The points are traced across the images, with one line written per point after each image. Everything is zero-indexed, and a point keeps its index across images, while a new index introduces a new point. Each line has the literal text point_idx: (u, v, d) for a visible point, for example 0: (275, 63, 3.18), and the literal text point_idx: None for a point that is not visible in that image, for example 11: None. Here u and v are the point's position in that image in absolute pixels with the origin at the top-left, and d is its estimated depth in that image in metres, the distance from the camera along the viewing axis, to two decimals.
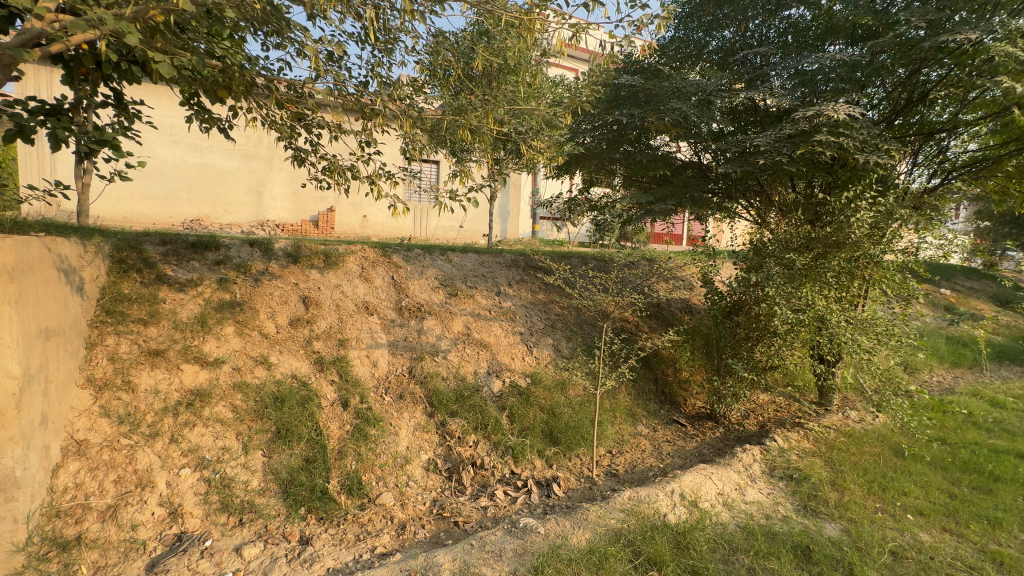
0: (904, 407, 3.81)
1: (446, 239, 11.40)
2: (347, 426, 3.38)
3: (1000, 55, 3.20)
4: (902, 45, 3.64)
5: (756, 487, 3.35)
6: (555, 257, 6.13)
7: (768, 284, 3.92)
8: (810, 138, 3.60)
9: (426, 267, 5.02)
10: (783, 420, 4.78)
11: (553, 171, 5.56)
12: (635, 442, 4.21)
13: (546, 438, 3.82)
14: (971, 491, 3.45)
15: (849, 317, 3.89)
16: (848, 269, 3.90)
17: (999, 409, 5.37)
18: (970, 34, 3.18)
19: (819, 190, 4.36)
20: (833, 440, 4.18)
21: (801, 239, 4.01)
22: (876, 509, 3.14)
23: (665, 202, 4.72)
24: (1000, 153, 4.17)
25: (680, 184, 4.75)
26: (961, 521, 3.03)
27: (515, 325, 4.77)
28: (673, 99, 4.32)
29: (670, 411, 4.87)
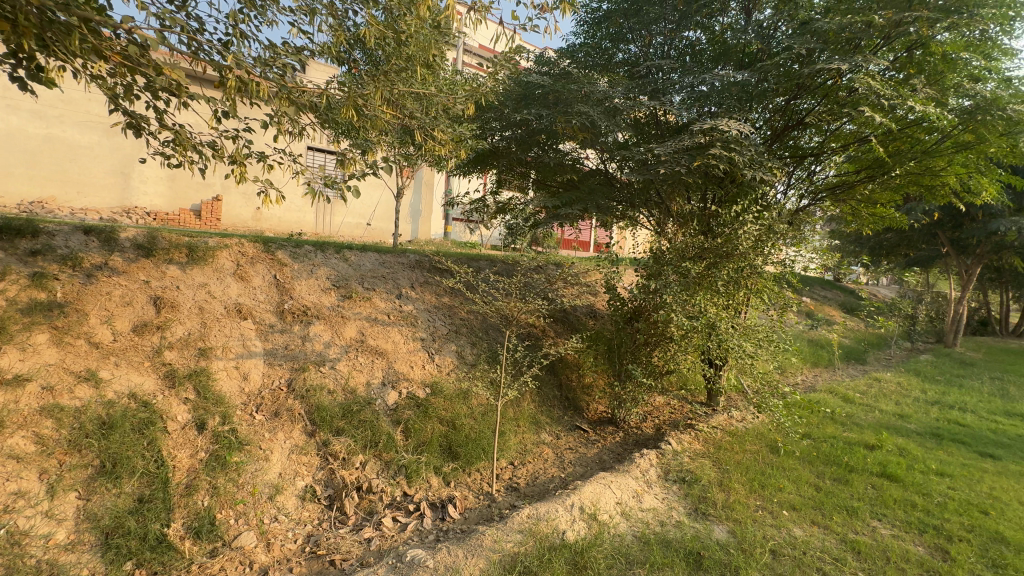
0: (780, 408, 4.12)
1: (352, 236, 10.70)
2: (200, 453, 2.85)
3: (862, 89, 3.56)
4: (783, 72, 3.95)
5: (652, 492, 3.38)
6: (462, 259, 5.91)
7: (665, 291, 4.04)
8: (706, 151, 3.77)
9: (316, 266, 4.53)
10: (677, 421, 4.99)
11: (461, 168, 5.35)
12: (538, 452, 4.11)
13: (445, 453, 3.57)
14: (832, 482, 3.81)
15: (735, 324, 4.13)
16: (736, 279, 4.14)
17: (850, 404, 6.13)
18: (840, 66, 3.50)
19: (711, 203, 4.61)
20: (720, 440, 4.42)
21: (696, 249, 4.20)
22: (757, 506, 3.31)
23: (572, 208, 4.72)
24: (855, 179, 4.71)
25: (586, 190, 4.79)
26: (826, 513, 3.30)
27: (415, 330, 4.46)
28: (581, 103, 4.31)
29: (573, 417, 4.87)
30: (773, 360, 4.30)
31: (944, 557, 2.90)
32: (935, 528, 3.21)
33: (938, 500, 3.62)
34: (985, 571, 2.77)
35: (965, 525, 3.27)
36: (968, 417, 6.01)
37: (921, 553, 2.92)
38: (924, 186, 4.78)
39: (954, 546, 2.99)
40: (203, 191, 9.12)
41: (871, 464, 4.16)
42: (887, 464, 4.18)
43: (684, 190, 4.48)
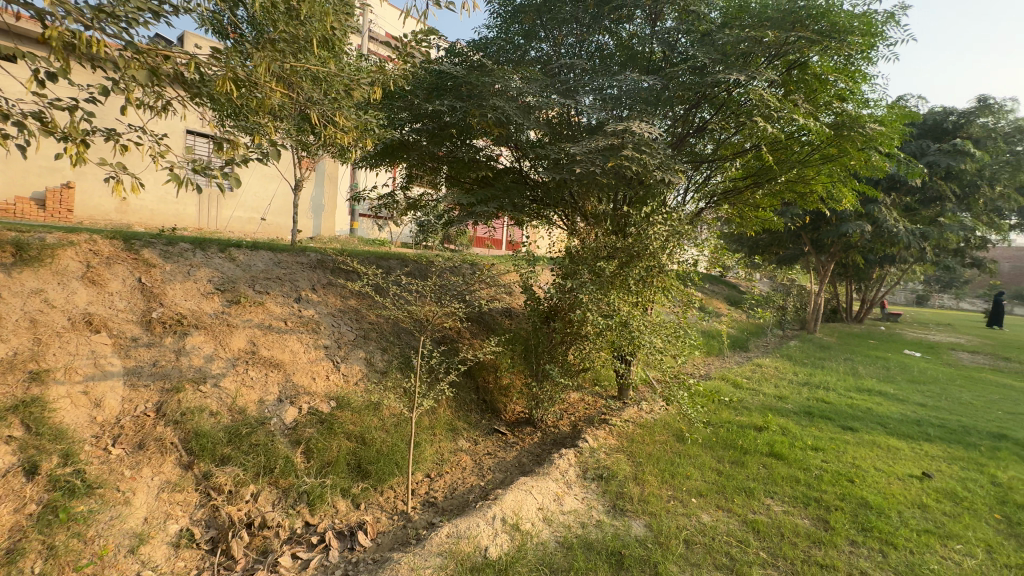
0: (685, 399, 4.35)
1: (244, 233, 9.65)
2: (31, 505, 2.28)
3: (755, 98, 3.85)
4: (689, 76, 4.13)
5: (572, 493, 3.37)
6: (370, 258, 5.55)
7: (582, 290, 4.06)
8: (619, 152, 3.85)
9: (194, 267, 4.00)
10: (591, 416, 5.10)
11: (368, 160, 5.01)
12: (456, 460, 3.94)
13: (353, 473, 3.26)
14: (730, 465, 4.10)
15: (645, 320, 4.28)
16: (646, 278, 4.28)
17: (739, 389, 6.75)
18: (738, 77, 3.75)
19: (622, 203, 4.75)
20: (631, 433, 4.58)
21: (608, 249, 4.28)
22: (669, 496, 3.44)
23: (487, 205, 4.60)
24: (743, 185, 5.16)
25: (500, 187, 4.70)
26: (728, 496, 3.53)
27: (318, 337, 4.06)
28: (496, 97, 4.18)
29: (490, 420, 4.76)
30: (683, 355, 4.50)
31: (825, 526, 3.23)
32: (816, 500, 3.57)
33: (816, 473, 4.05)
34: (857, 535, 3.12)
35: (839, 494, 3.69)
36: (831, 395, 6.90)
37: (807, 525, 3.22)
38: (798, 192, 5.36)
39: (832, 515, 3.34)
40: (47, 177, 7.61)
41: (761, 445, 4.56)
42: (773, 443, 4.61)
43: (596, 191, 4.56)
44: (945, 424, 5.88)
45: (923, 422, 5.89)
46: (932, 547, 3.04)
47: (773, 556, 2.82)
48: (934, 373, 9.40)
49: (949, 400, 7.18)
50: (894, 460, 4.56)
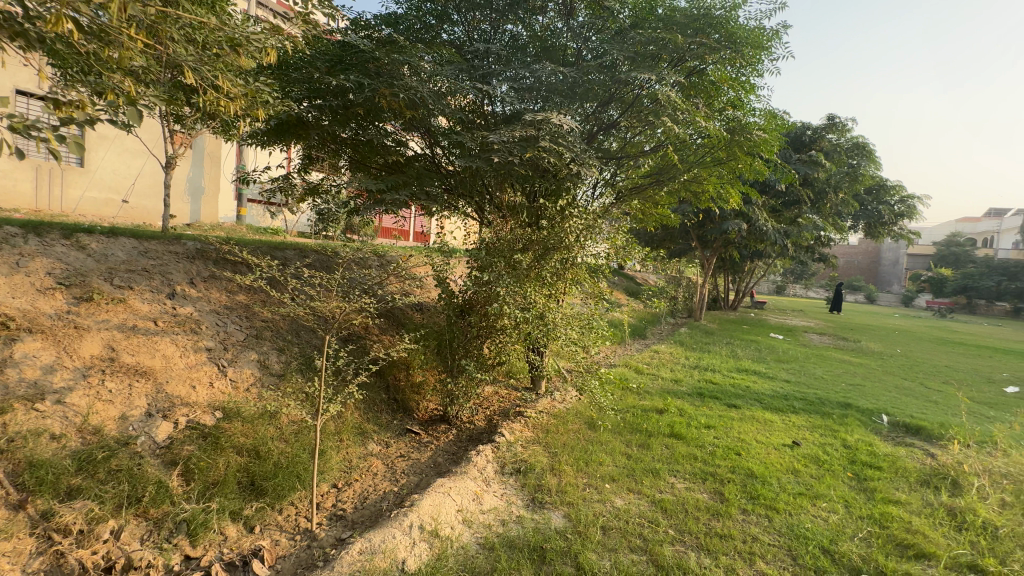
0: (597, 388, 4.49)
1: (99, 217, 8.19)
2: None
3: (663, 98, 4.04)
4: (604, 70, 4.21)
5: (491, 490, 3.30)
6: (261, 249, 4.98)
7: (499, 283, 3.97)
8: (536, 143, 3.82)
9: (28, 256, 3.30)
10: (506, 409, 5.08)
11: (259, 138, 4.47)
12: (366, 466, 3.67)
13: (245, 492, 2.87)
14: (637, 448, 4.32)
15: (560, 313, 4.33)
16: (560, 270, 4.33)
17: (641, 374, 7.21)
18: (649, 76, 3.91)
19: (536, 196, 4.75)
20: (546, 424, 4.64)
21: (524, 241, 4.25)
22: (584, 484, 3.52)
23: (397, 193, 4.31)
24: (645, 183, 5.45)
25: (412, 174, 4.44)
26: (637, 478, 3.70)
27: (198, 339, 3.53)
28: (407, 76, 3.91)
29: (402, 420, 4.54)
30: (597, 346, 4.63)
31: (721, 498, 3.52)
32: (712, 475, 3.89)
33: (710, 449, 4.42)
34: (747, 503, 3.44)
35: (730, 467, 4.06)
36: (717, 376, 7.64)
37: (706, 499, 3.49)
38: (693, 192, 5.79)
39: (726, 488, 3.65)
40: None
41: (663, 427, 4.88)
42: (673, 425, 4.96)
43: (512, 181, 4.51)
44: (806, 397, 6.80)
45: (790, 397, 6.75)
46: (806, 507, 3.45)
47: (680, 531, 3.00)
48: (794, 353, 10.88)
49: (807, 376, 8.33)
50: (770, 432, 5.14)
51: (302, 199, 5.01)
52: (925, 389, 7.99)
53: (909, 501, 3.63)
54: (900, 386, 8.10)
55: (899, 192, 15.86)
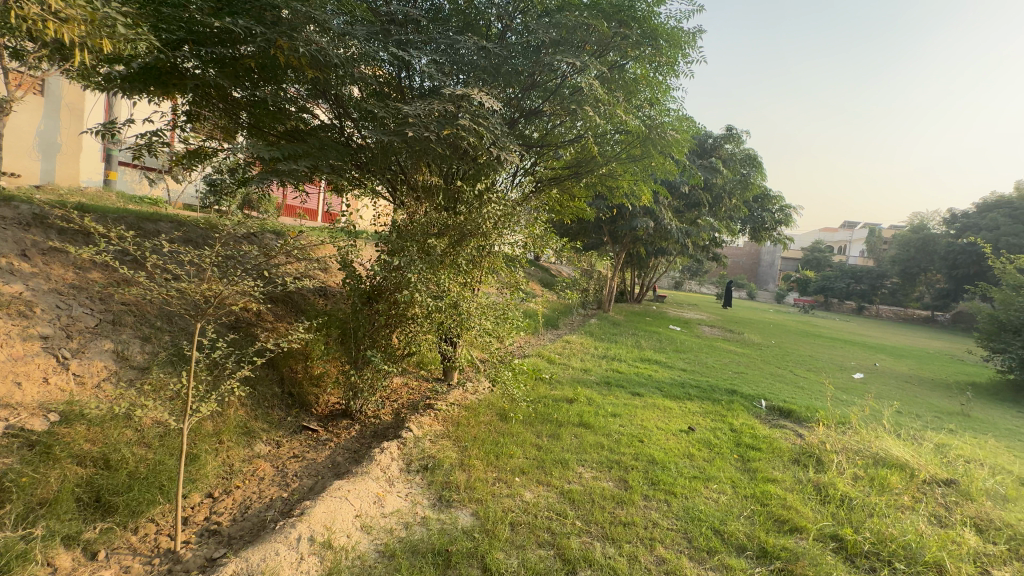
0: (510, 380, 4.41)
1: None
2: None
3: (587, 85, 4.01)
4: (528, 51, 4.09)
5: (395, 491, 3.07)
6: (126, 219, 4.22)
7: (410, 269, 3.69)
8: (455, 120, 3.60)
9: None
10: (416, 402, 4.83)
11: (122, 85, 3.70)
12: (251, 471, 3.26)
13: (86, 512, 2.37)
14: (548, 438, 4.33)
15: (475, 302, 4.17)
16: (476, 257, 4.16)
17: (553, 364, 7.33)
18: (573, 61, 3.85)
19: (453, 179, 4.52)
20: (457, 417, 4.47)
21: (440, 225, 4.02)
22: (494, 479, 3.43)
23: (296, 164, 3.79)
24: (564, 175, 5.45)
25: (314, 143, 3.96)
26: (546, 470, 3.69)
27: (29, 325, 2.86)
28: (312, 31, 3.47)
29: (297, 416, 4.12)
30: (511, 336, 4.55)
31: (625, 486, 3.62)
32: (617, 462, 4.00)
33: (615, 437, 4.57)
34: (649, 489, 3.57)
35: (633, 454, 4.21)
36: (623, 365, 8.01)
37: (611, 487, 3.56)
38: (609, 186, 5.91)
39: (630, 475, 3.77)
40: None
41: (572, 416, 4.96)
42: (582, 414, 5.06)
43: (428, 161, 4.25)
44: (699, 384, 7.36)
45: (686, 384, 7.26)
46: (700, 490, 3.66)
47: (587, 522, 3.02)
48: (689, 344, 11.80)
49: (700, 365, 9.04)
50: (669, 418, 5.46)
51: (180, 164, 4.26)
52: (794, 376, 9.06)
53: (784, 479, 4.02)
54: (775, 374, 9.10)
55: (779, 202, 17.80)
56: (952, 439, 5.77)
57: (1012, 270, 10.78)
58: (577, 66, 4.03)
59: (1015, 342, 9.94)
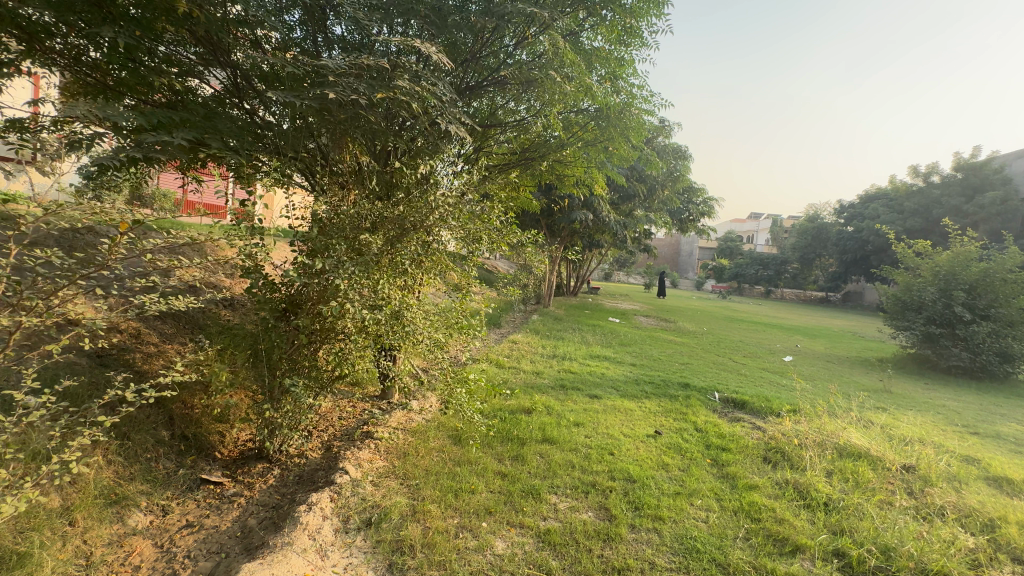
0: (465, 399, 3.78)
1: None
2: None
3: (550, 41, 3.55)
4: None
5: (329, 566, 2.35)
6: None
7: (340, 273, 2.92)
8: (391, 82, 2.92)
9: None
10: (350, 429, 4.04)
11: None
12: (122, 559, 2.38)
13: None
14: (510, 462, 3.76)
15: (420, 310, 3.50)
16: (421, 256, 3.45)
17: (503, 369, 6.78)
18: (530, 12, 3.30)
19: (386, 161, 3.77)
20: (402, 446, 3.77)
21: (373, 218, 3.28)
22: (456, 526, 2.81)
23: (171, 137, 2.82)
24: (512, 159, 4.87)
25: (199, 112, 3.01)
26: (516, 506, 3.11)
27: None
28: None
29: (194, 466, 3.23)
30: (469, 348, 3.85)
31: (606, 515, 3.13)
32: (592, 485, 3.52)
33: (584, 453, 4.09)
34: (634, 517, 3.10)
35: (607, 472, 3.75)
36: (574, 365, 7.63)
37: (593, 519, 3.06)
38: (559, 173, 5.42)
39: (609, 499, 3.29)
40: None
41: (534, 431, 4.42)
42: (544, 427, 4.54)
43: (357, 138, 3.48)
44: (653, 380, 7.15)
45: (640, 381, 7.01)
46: (686, 509, 3.27)
47: None
48: (632, 335, 11.79)
49: (649, 359, 8.89)
50: (633, 422, 5.10)
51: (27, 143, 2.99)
52: (736, 365, 9.20)
53: (764, 484, 3.75)
54: (718, 362, 9.18)
55: (702, 195, 18.59)
56: (892, 418, 5.97)
57: (911, 253, 11.79)
58: (535, 23, 3.51)
59: (918, 320, 10.87)
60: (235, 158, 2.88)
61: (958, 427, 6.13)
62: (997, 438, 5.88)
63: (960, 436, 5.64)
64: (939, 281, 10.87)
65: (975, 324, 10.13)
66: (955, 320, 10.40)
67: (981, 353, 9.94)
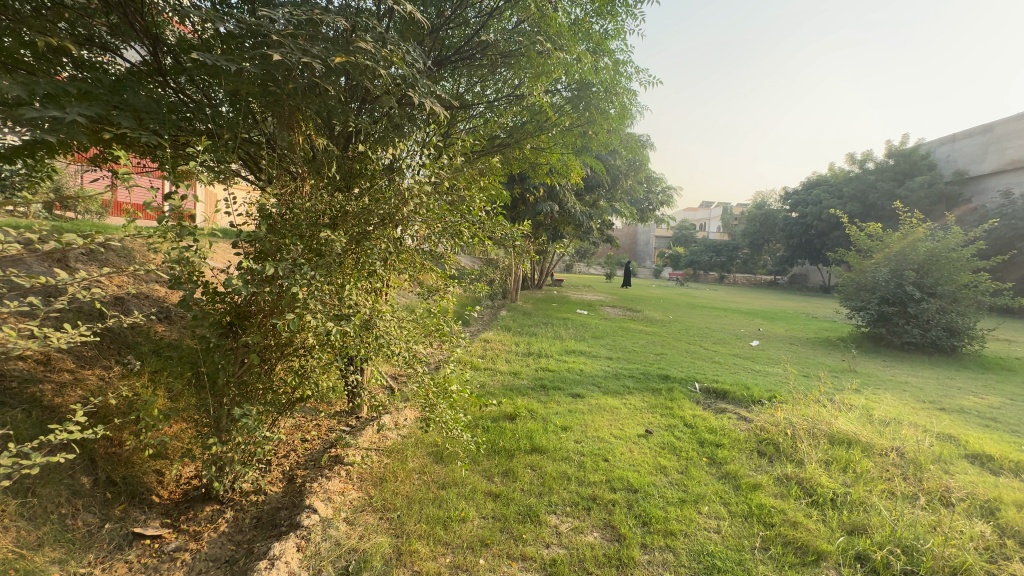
0: (448, 415, 3.37)
1: None
2: None
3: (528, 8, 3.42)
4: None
5: None
6: None
7: (297, 278, 2.44)
8: (351, 49, 2.48)
9: None
10: (315, 454, 3.56)
11: None
12: None
13: None
14: (500, 479, 3.41)
15: (391, 318, 3.07)
16: (391, 257, 3.02)
17: (478, 371, 6.38)
18: None
19: (344, 147, 3.29)
20: (377, 471, 3.33)
21: (333, 212, 2.81)
22: (450, 568, 2.43)
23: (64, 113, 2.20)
24: (485, 144, 4.47)
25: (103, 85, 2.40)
26: (514, 534, 2.76)
27: None
28: None
29: (125, 517, 2.68)
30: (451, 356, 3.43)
31: (614, 534, 2.84)
32: (592, 499, 3.22)
33: (577, 461, 3.78)
34: (644, 534, 2.83)
35: (605, 483, 3.46)
36: (551, 362, 7.33)
37: (600, 541, 2.75)
38: (533, 160, 5.05)
39: (613, 516, 3.00)
40: None
41: (522, 440, 4.07)
42: (532, 435, 4.20)
43: (311, 118, 2.98)
44: (633, 373, 6.95)
45: (620, 376, 6.79)
46: (696, 519, 3.02)
47: None
48: (603, 327, 11.68)
49: (624, 351, 8.73)
50: (621, 421, 4.85)
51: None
52: (708, 352, 9.20)
53: (767, 482, 3.57)
54: (691, 351, 9.15)
55: (663, 184, 18.77)
56: (869, 399, 6.03)
57: (863, 236, 12.27)
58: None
59: (872, 300, 11.30)
60: (153, 139, 2.30)
61: (927, 404, 6.28)
62: (963, 412, 6.05)
63: (930, 413, 5.76)
64: (890, 262, 11.33)
65: (924, 302, 10.62)
66: (907, 298, 10.87)
67: (930, 329, 10.43)
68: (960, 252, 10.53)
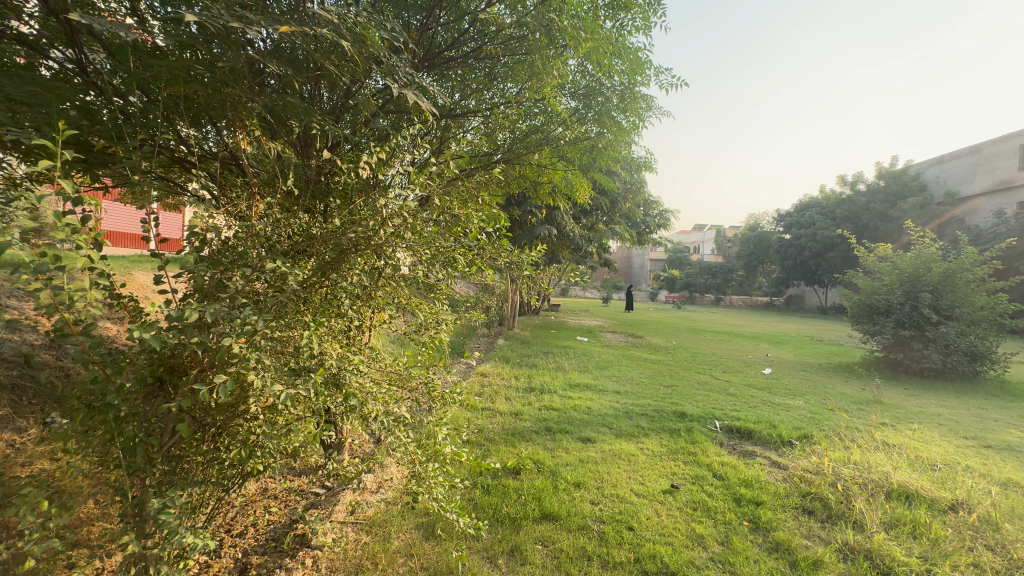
0: (442, 483, 2.74)
1: None
2: None
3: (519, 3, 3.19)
4: None
5: None
6: None
7: (238, 323, 1.86)
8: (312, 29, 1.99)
9: None
10: (278, 533, 2.89)
11: None
12: None
13: None
14: (505, 562, 2.76)
15: (366, 368, 2.46)
16: (366, 293, 2.44)
17: (476, 413, 5.73)
18: None
19: (312, 159, 2.75)
20: (353, 557, 2.68)
21: (293, 236, 2.26)
22: None
23: None
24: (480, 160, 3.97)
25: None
26: None
27: None
28: None
29: None
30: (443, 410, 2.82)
31: None
32: None
33: (598, 533, 3.12)
34: None
35: (634, 564, 2.81)
36: (555, 399, 6.69)
37: None
38: (534, 176, 4.54)
39: None
40: None
41: (529, 505, 3.42)
42: (539, 496, 3.56)
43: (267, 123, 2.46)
44: (646, 411, 6.29)
45: (632, 414, 6.13)
46: None
47: None
48: (607, 356, 11.08)
49: (633, 384, 8.10)
50: (641, 473, 4.22)
51: None
52: (721, 383, 8.59)
53: (829, 558, 2.95)
54: (703, 382, 8.54)
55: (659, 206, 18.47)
56: (911, 438, 5.43)
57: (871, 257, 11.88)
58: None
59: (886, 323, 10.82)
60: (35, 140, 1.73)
61: (972, 441, 5.68)
62: (1014, 450, 5.45)
63: (981, 454, 5.15)
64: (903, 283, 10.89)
65: (942, 325, 10.13)
66: (923, 321, 10.37)
67: (951, 354, 9.89)
68: (975, 272, 10.11)
